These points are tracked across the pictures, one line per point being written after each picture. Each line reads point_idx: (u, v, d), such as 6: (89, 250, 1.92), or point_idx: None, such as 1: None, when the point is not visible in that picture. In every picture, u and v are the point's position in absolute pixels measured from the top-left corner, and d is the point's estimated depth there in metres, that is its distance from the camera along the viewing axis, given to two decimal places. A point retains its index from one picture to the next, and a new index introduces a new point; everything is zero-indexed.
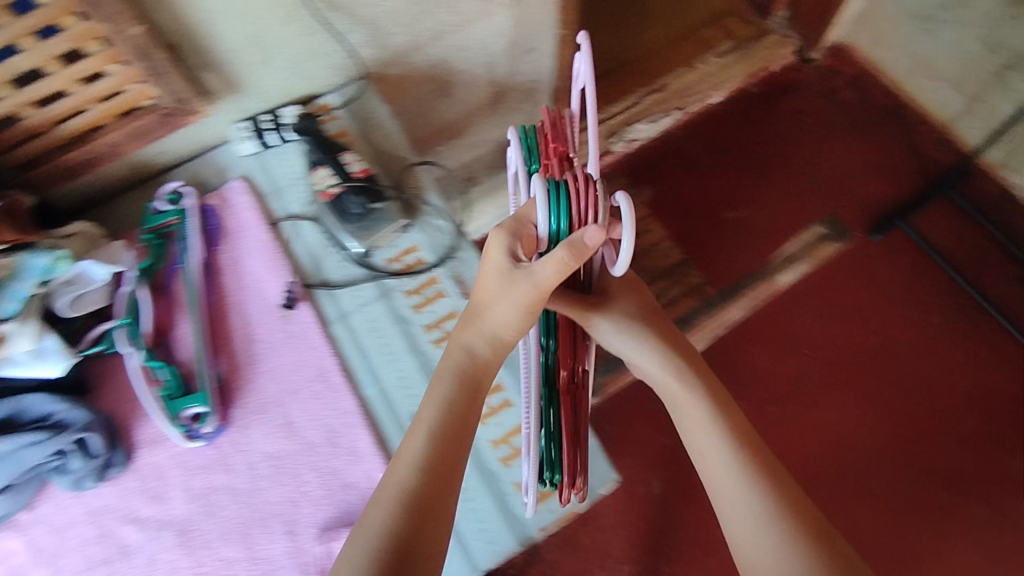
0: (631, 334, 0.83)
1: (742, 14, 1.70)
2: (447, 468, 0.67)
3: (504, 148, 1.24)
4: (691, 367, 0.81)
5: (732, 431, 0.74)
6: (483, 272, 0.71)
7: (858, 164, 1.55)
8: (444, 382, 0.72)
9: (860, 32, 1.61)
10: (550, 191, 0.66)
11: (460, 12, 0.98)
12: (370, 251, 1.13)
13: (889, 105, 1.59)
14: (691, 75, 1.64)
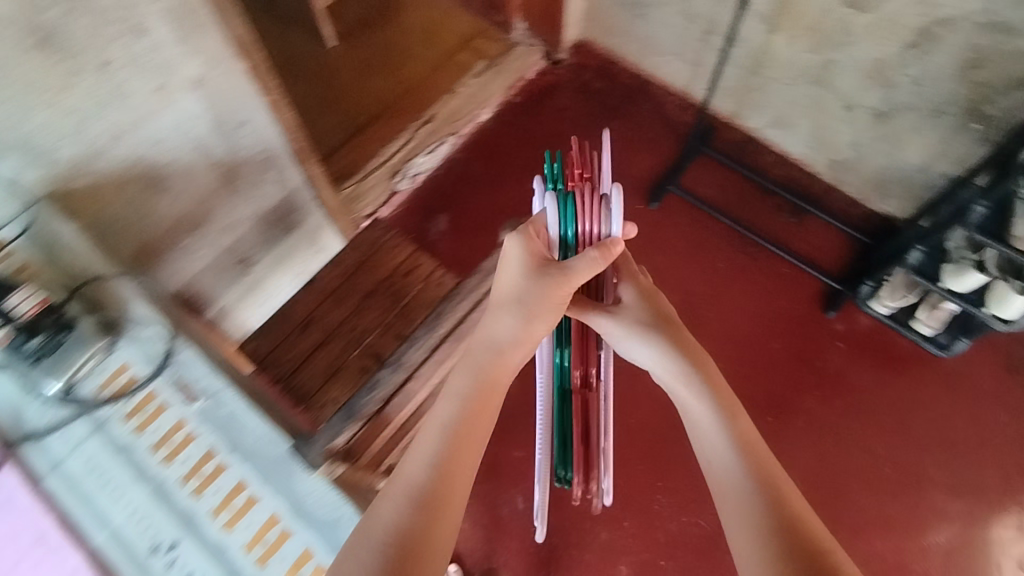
0: (636, 326, 0.75)
1: (489, 33, 1.81)
2: (457, 478, 0.62)
3: (262, 221, 1.19)
4: (700, 364, 0.73)
5: (738, 430, 0.67)
6: (501, 290, 0.73)
7: (623, 145, 1.68)
8: (460, 380, 0.68)
9: (592, 29, 1.75)
10: (561, 203, 0.72)
11: (134, 106, 0.83)
12: (69, 387, 0.78)
13: (634, 86, 1.75)
14: (455, 99, 1.71)
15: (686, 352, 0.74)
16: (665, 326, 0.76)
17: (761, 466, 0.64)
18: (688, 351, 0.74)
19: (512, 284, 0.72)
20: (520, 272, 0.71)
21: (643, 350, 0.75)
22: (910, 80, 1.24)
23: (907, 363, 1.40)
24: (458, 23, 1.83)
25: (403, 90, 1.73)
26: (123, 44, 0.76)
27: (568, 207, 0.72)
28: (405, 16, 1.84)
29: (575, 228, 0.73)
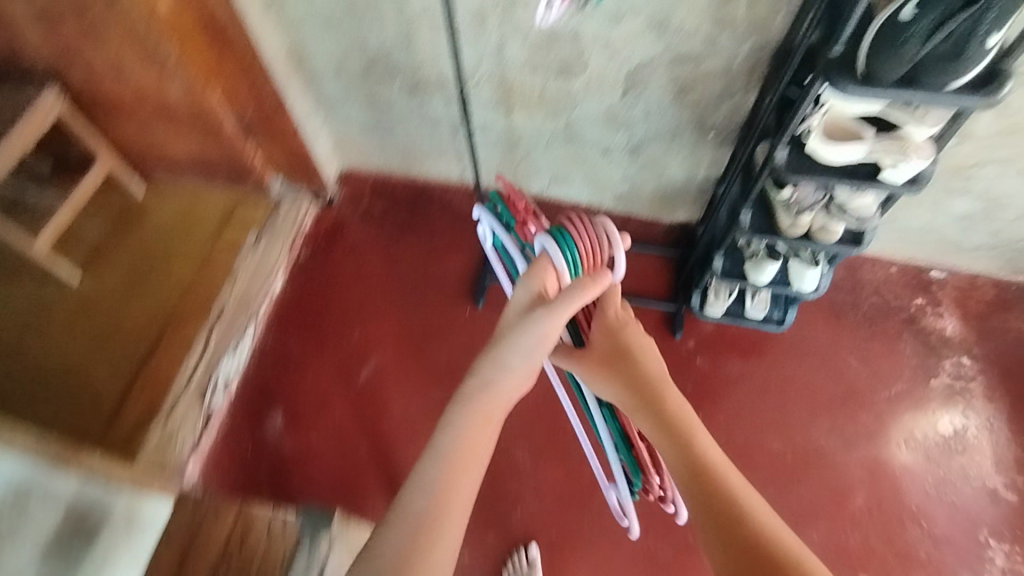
0: (601, 367, 0.87)
1: (247, 199, 1.65)
2: (450, 511, 0.70)
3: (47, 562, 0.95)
4: (662, 396, 0.83)
5: (698, 452, 0.78)
6: (507, 323, 0.81)
7: (429, 255, 1.62)
8: (465, 410, 0.76)
9: (349, 157, 1.69)
10: (557, 236, 0.82)
11: None
12: None
13: (414, 192, 1.70)
14: (239, 282, 1.52)
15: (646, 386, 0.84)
16: (625, 363, 0.86)
17: (717, 482, 0.75)
18: (647, 383, 0.84)
19: (517, 312, 0.80)
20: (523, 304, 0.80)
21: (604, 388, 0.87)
22: (640, 117, 1.31)
23: (757, 347, 1.47)
24: (211, 202, 1.66)
25: (178, 295, 1.56)
26: None
27: (563, 237, 0.81)
28: (152, 215, 1.67)
29: (575, 257, 0.82)
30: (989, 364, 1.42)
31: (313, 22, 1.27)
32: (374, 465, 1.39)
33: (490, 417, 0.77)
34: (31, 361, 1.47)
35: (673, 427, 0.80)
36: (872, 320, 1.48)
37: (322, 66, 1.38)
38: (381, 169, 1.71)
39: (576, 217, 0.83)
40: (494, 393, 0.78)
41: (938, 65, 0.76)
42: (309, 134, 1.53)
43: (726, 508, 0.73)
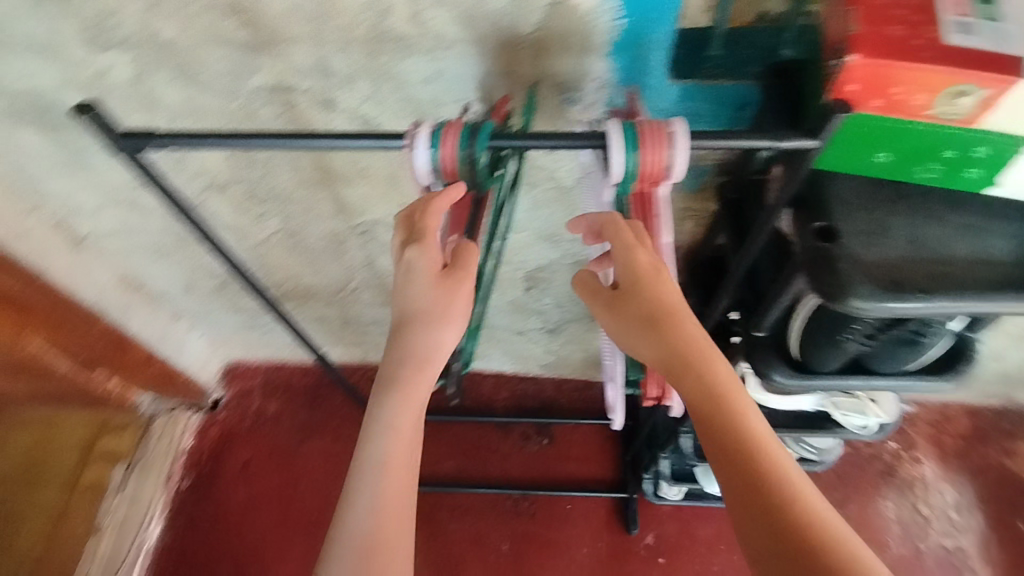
0: (633, 325, 0.52)
1: (113, 422, 1.39)
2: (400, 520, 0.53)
3: None
4: (716, 383, 0.49)
5: (767, 480, 0.46)
6: (400, 292, 0.54)
7: (335, 463, 1.38)
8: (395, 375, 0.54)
9: (230, 351, 1.44)
10: (626, 138, 0.47)
11: None
12: None
13: (314, 379, 1.46)
14: (103, 543, 1.28)
15: (694, 365, 0.50)
16: (659, 328, 0.51)
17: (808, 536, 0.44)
18: (691, 354, 0.50)
19: (420, 293, 0.53)
20: (425, 291, 0.53)
21: (638, 351, 0.52)
22: (551, 306, 1.10)
23: (723, 528, 1.27)
24: (66, 429, 1.38)
25: (31, 563, 1.25)
26: None
27: (632, 138, 0.47)
28: None
29: (633, 162, 0.47)
30: (982, 516, 1.26)
31: (141, 253, 1.05)
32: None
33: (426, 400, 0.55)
34: None
35: (720, 437, 0.48)
36: (846, 477, 1.30)
37: (168, 285, 1.15)
38: (269, 359, 1.46)
39: (667, 128, 0.47)
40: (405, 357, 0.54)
41: (889, 352, 0.58)
42: (171, 349, 1.28)
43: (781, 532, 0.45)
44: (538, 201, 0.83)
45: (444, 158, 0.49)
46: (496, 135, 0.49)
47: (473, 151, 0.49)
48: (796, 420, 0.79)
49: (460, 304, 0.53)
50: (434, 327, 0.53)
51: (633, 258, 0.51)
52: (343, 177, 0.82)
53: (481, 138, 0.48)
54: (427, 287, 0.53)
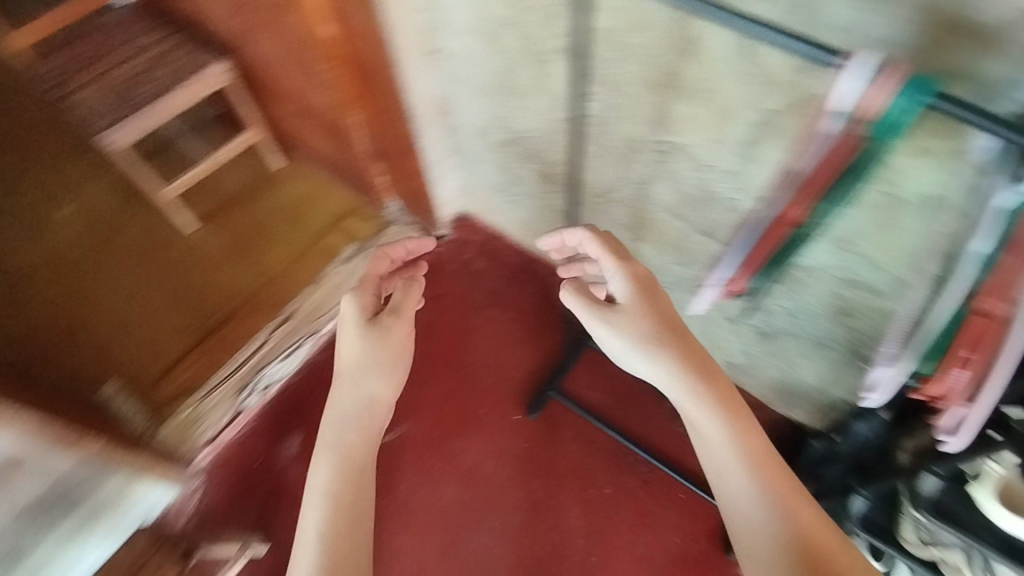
0: (642, 336, 0.83)
1: (362, 211, 1.65)
2: (350, 498, 0.82)
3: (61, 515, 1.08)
4: (723, 388, 0.79)
5: (760, 453, 0.76)
6: (346, 344, 0.91)
7: (503, 337, 1.50)
8: (347, 402, 0.87)
9: (471, 204, 1.61)
10: None
11: None
12: None
13: (522, 263, 1.59)
14: (317, 292, 1.56)
15: (710, 374, 0.80)
16: (684, 341, 0.82)
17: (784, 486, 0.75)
18: (705, 362, 0.81)
19: (359, 347, 0.90)
20: (359, 341, 0.90)
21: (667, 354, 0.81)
22: (782, 312, 1.06)
23: None
24: (331, 198, 1.68)
25: (266, 279, 1.58)
26: None
27: None
28: (281, 189, 1.70)
29: None
30: None
31: (465, 85, 1.19)
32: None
33: (372, 415, 0.87)
34: (117, 296, 1.53)
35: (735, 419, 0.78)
36: None
37: (465, 122, 1.30)
38: (495, 227, 1.61)
39: None
40: (371, 377, 0.88)
41: None
42: (435, 175, 1.48)
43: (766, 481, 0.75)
44: (870, 199, 0.77)
45: (872, 96, 0.52)
46: (942, 100, 0.51)
47: (905, 101, 0.52)
48: (1001, 544, 0.74)
49: (403, 343, 0.92)
50: (383, 361, 0.89)
51: (634, 281, 0.87)
52: (685, 92, 0.83)
53: (925, 94, 0.51)
54: (365, 337, 0.90)
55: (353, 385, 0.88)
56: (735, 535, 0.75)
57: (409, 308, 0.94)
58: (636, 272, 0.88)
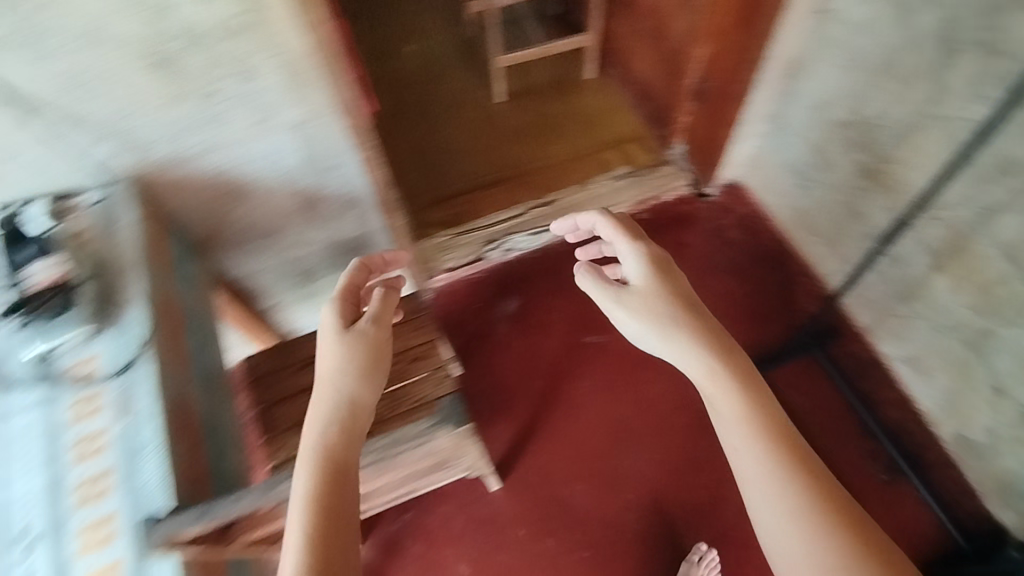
0: (659, 318, 0.81)
1: (645, 142, 1.72)
2: (341, 466, 0.72)
3: (344, 265, 1.32)
4: (750, 377, 0.75)
5: (791, 454, 0.70)
6: (325, 339, 0.82)
7: (727, 305, 1.53)
8: (342, 382, 0.78)
9: (752, 176, 1.61)
10: None
11: (246, 123, 0.90)
12: (58, 348, 0.76)
13: (774, 251, 1.57)
14: (580, 193, 1.66)
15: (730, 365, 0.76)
16: (715, 333, 0.79)
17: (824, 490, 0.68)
18: (731, 354, 0.77)
19: (331, 339, 0.81)
20: (330, 333, 0.82)
21: (685, 357, 0.78)
22: None
23: None
24: (623, 120, 1.77)
25: (540, 165, 1.72)
26: (233, 80, 0.84)
27: None
28: (583, 94, 1.82)
29: None
30: None
31: (835, 53, 1.18)
32: (525, 416, 1.41)
33: (350, 407, 0.77)
34: (418, 129, 1.80)
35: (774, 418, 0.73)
36: None
37: (807, 91, 1.30)
38: (764, 207, 1.60)
39: None
40: (349, 378, 0.78)
41: None
42: (740, 134, 1.50)
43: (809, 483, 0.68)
44: None
45: None
46: None
47: None
48: None
49: (378, 340, 0.82)
50: (354, 366, 0.79)
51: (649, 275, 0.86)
52: None
53: None
54: (343, 337, 0.82)
55: (332, 388, 0.78)
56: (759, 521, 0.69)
57: (382, 309, 0.86)
58: (661, 263, 0.87)
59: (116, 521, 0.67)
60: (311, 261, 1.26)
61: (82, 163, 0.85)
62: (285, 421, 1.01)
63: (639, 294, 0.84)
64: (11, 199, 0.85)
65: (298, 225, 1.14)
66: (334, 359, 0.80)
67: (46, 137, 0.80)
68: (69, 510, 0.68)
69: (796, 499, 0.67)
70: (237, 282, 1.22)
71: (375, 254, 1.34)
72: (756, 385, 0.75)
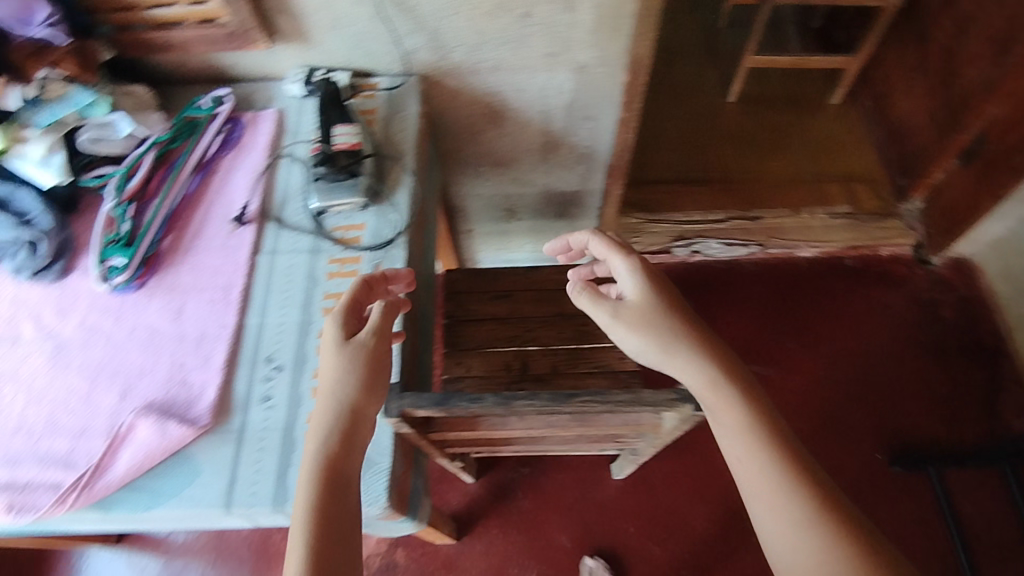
0: (659, 336, 0.65)
1: (876, 187, 1.56)
2: (340, 492, 0.58)
3: (545, 217, 1.33)
4: (739, 388, 0.61)
5: (793, 474, 0.56)
6: (326, 345, 0.65)
7: (915, 386, 1.39)
8: (338, 389, 0.62)
9: (990, 257, 1.46)
10: None
11: (539, 50, 0.91)
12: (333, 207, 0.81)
13: (989, 345, 1.42)
14: (790, 219, 1.51)
15: (718, 369, 0.63)
16: (698, 342, 0.65)
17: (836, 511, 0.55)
18: (722, 366, 0.63)
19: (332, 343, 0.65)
20: (332, 341, 0.65)
21: (683, 375, 0.64)
22: None
23: None
24: (859, 158, 1.62)
25: (753, 177, 1.58)
26: (551, 7, 0.84)
27: None
28: (821, 119, 1.69)
29: None
30: None
31: None
32: None
33: (354, 424, 0.62)
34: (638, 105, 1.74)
35: (763, 431, 0.59)
36: None
37: None
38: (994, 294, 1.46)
39: None
40: (348, 389, 0.62)
41: None
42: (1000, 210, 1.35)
43: (824, 506, 0.55)
44: None
45: None
46: None
47: None
48: None
49: (377, 349, 0.65)
50: (356, 376, 0.63)
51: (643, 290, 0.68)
52: None
53: None
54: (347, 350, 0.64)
55: (327, 399, 0.62)
56: (770, 547, 0.56)
57: (387, 316, 0.67)
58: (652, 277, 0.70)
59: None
60: (519, 204, 1.28)
61: (390, 49, 0.91)
62: (468, 341, 1.04)
63: (635, 317, 0.67)
64: (321, 64, 0.92)
65: (529, 164, 1.15)
66: (334, 362, 0.64)
67: (375, 16, 0.85)
68: (311, 353, 0.73)
69: (812, 525, 0.54)
70: (450, 201, 1.27)
71: (576, 215, 1.33)
72: (758, 387, 0.63)
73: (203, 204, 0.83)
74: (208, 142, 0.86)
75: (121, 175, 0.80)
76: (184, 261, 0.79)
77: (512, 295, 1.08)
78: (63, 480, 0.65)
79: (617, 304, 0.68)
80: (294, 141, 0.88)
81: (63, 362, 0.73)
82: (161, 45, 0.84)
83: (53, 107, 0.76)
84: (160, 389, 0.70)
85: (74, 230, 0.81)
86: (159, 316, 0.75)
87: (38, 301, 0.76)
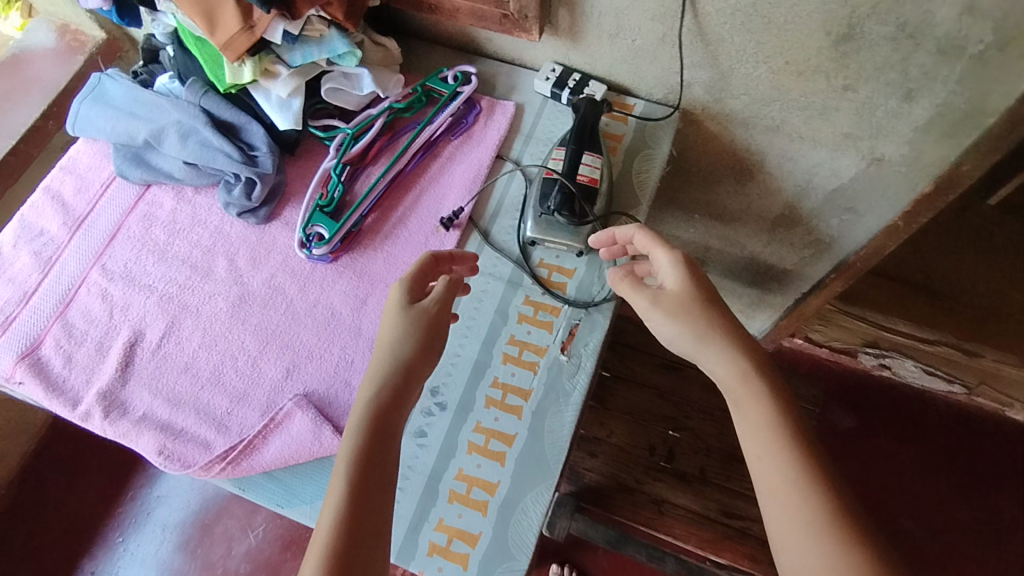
0: (696, 329, 0.58)
1: None
2: (381, 463, 0.53)
3: (736, 279, 1.17)
4: (763, 381, 0.55)
5: (816, 479, 0.51)
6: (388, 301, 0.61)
7: None
8: (390, 353, 0.57)
9: None
10: None
11: (839, 128, 0.75)
12: (546, 242, 0.72)
13: None
14: (1016, 371, 1.18)
15: (747, 361, 0.56)
16: (727, 328, 0.58)
17: (860, 525, 0.50)
18: (751, 356, 0.56)
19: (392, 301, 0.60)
20: (394, 302, 0.61)
21: (711, 366, 0.57)
22: None
23: None
24: None
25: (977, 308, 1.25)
26: (885, 91, 0.68)
27: None
28: None
29: None
30: None
31: None
32: None
33: (401, 395, 0.56)
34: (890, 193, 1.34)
35: (786, 425, 0.53)
36: None
37: None
38: None
39: None
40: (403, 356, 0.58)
41: None
42: None
43: (847, 519, 0.49)
44: None
45: None
46: None
47: None
48: None
49: (434, 317, 0.60)
50: (414, 345, 0.58)
51: (680, 276, 0.60)
52: None
53: None
54: (408, 315, 0.59)
55: (379, 361, 0.57)
56: (775, 547, 0.51)
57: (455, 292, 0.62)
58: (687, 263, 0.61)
59: (511, 447, 0.63)
60: (714, 257, 1.13)
61: (663, 74, 0.78)
62: (620, 404, 0.94)
63: (671, 304, 0.58)
64: (581, 67, 0.82)
65: (751, 227, 1.00)
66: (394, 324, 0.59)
67: (665, 38, 0.73)
68: (478, 401, 0.66)
69: (835, 541, 0.49)
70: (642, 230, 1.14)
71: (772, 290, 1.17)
72: (783, 379, 0.57)
73: (415, 188, 0.77)
74: (437, 120, 0.79)
75: (348, 134, 0.77)
76: (380, 247, 0.74)
77: (680, 367, 0.96)
78: (214, 443, 0.64)
79: (654, 294, 0.60)
80: (525, 148, 0.80)
81: (243, 314, 0.71)
82: (429, 5, 0.76)
83: (306, 50, 0.72)
84: (323, 382, 0.67)
85: (288, 177, 0.78)
86: (342, 301, 0.71)
87: (237, 241, 0.75)
